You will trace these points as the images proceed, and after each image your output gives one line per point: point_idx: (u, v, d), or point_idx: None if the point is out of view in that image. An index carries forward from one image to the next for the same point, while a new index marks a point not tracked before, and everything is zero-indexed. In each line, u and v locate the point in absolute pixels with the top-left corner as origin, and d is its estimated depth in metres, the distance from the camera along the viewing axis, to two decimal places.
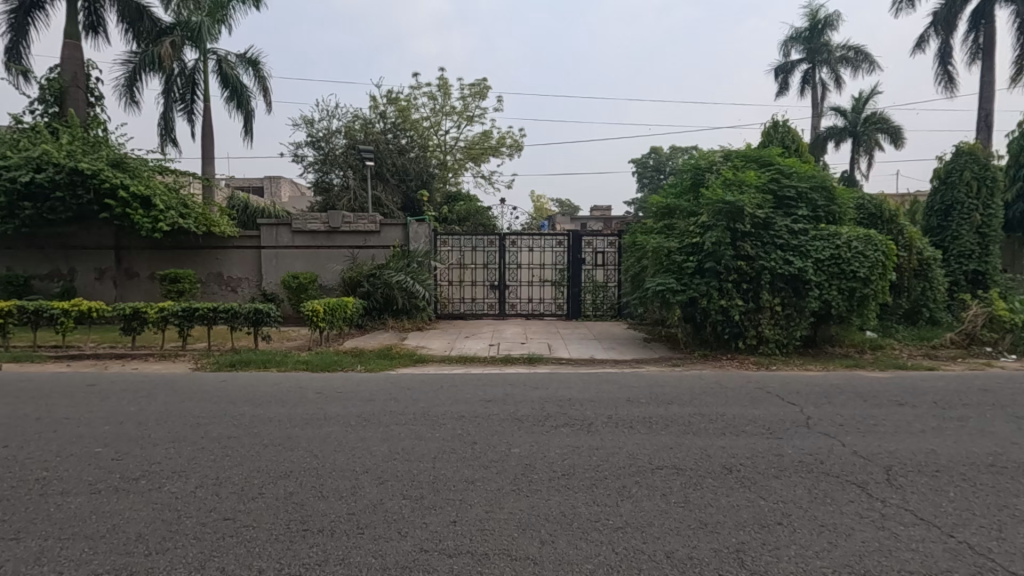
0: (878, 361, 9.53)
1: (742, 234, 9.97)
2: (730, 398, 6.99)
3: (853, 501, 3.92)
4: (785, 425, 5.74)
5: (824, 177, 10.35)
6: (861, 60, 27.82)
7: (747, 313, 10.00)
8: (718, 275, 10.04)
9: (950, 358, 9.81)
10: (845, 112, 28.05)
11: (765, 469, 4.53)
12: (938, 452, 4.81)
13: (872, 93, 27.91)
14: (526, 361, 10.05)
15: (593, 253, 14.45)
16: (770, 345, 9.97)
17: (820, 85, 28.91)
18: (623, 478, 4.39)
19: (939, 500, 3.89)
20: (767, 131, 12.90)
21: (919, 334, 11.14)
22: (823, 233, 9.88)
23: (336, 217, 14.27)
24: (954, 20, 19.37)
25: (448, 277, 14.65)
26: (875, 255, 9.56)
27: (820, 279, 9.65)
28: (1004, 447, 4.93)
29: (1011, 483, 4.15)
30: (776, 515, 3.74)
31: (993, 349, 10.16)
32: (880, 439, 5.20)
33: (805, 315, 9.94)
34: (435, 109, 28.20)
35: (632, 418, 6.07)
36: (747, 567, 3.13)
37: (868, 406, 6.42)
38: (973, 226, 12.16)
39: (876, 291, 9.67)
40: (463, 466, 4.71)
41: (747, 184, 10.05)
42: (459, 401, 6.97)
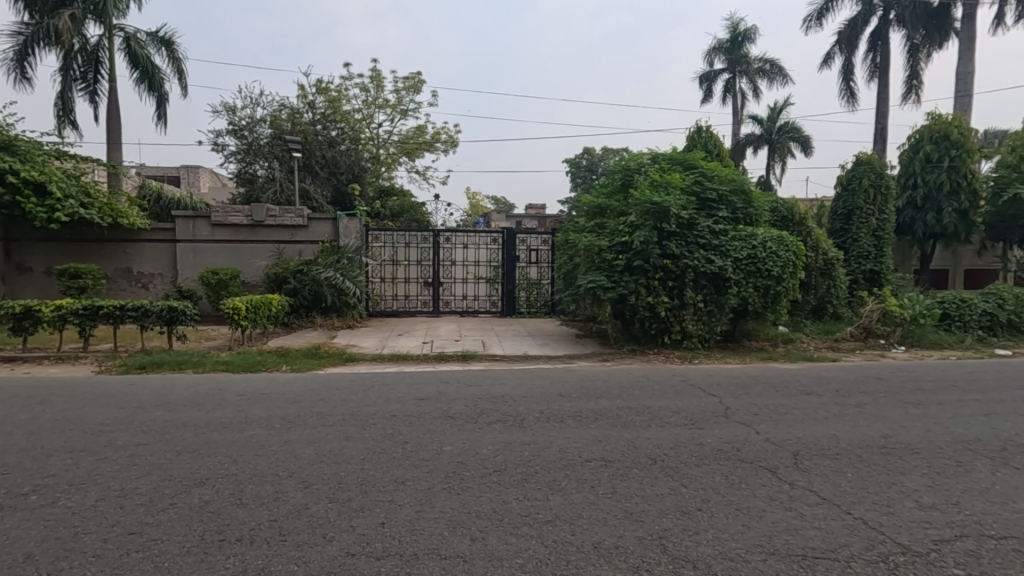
0: (789, 353, 10.26)
1: (668, 234, 10.39)
2: (656, 391, 7.27)
3: (765, 485, 4.19)
4: (706, 415, 6.06)
5: (743, 181, 10.94)
6: (776, 72, 29.72)
7: (673, 309, 10.45)
8: (645, 273, 10.44)
9: (850, 350, 10.73)
10: (762, 120, 29.87)
11: (686, 458, 4.75)
12: (838, 437, 5.22)
13: (786, 103, 29.86)
14: (460, 358, 10.00)
15: (527, 250, 14.58)
16: (693, 340, 10.47)
17: (740, 94, 30.60)
18: (553, 472, 4.47)
19: (838, 481, 4.23)
20: (691, 135, 13.54)
21: (825, 328, 12.08)
22: (741, 234, 10.46)
23: (260, 210, 13.60)
24: (855, 40, 21.07)
25: (380, 274, 14.33)
26: (787, 255, 10.25)
27: (738, 278, 10.21)
28: (893, 430, 5.42)
29: (899, 462, 4.59)
30: (697, 501, 3.93)
31: (886, 340, 11.21)
32: (789, 426, 5.58)
33: (724, 311, 10.50)
34: (367, 101, 27.41)
35: (563, 413, 6.18)
36: (669, 553, 3.27)
37: (780, 396, 6.89)
38: (870, 230, 13.31)
39: (788, 288, 10.37)
40: (394, 467, 4.60)
41: (673, 186, 10.51)
42: (390, 401, 6.82)
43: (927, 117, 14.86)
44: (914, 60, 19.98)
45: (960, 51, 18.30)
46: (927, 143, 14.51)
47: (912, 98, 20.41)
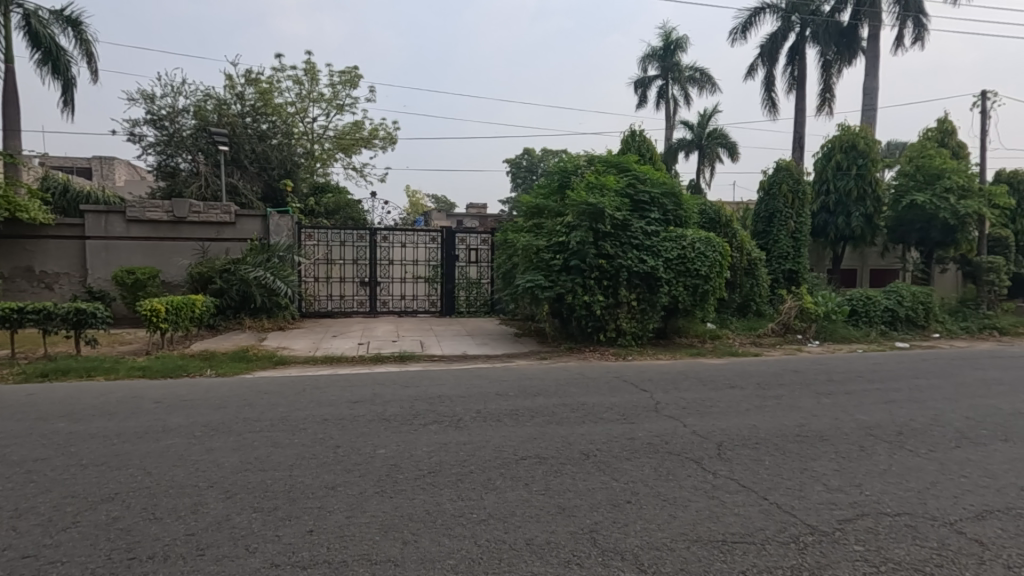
0: (716, 349, 10.79)
1: (603, 235, 10.66)
2: (591, 388, 7.44)
3: (690, 475, 4.37)
4: (638, 410, 6.26)
5: (673, 184, 11.36)
6: (705, 81, 31.10)
7: (608, 308, 10.74)
8: (582, 272, 10.67)
9: (771, 345, 11.42)
10: (692, 126, 31.19)
11: (618, 452, 4.88)
12: (758, 427, 5.54)
13: (714, 111, 31.31)
14: (397, 359, 9.84)
15: (466, 249, 14.52)
16: (628, 337, 10.80)
17: (672, 101, 31.81)
18: (488, 471, 4.48)
19: (757, 468, 4.48)
20: (625, 139, 13.96)
21: (749, 324, 12.77)
22: (672, 235, 10.86)
23: (182, 205, 12.82)
24: (776, 54, 22.39)
25: (313, 274, 13.86)
26: (714, 255, 10.74)
27: (669, 277, 10.61)
28: (806, 419, 5.82)
29: (810, 449, 4.92)
30: (627, 494, 4.05)
31: (803, 335, 12.00)
32: (714, 419, 5.86)
33: (657, 309, 10.89)
34: (301, 94, 26.41)
35: (500, 412, 6.21)
36: (598, 546, 3.35)
37: (707, 390, 7.23)
38: (789, 232, 14.21)
39: (715, 287, 10.87)
40: (324, 472, 4.46)
41: (607, 187, 10.80)
42: (322, 404, 6.61)
43: (838, 129, 16.02)
44: (828, 75, 21.49)
45: (867, 68, 19.85)
46: (838, 152, 15.63)
47: (826, 109, 21.93)
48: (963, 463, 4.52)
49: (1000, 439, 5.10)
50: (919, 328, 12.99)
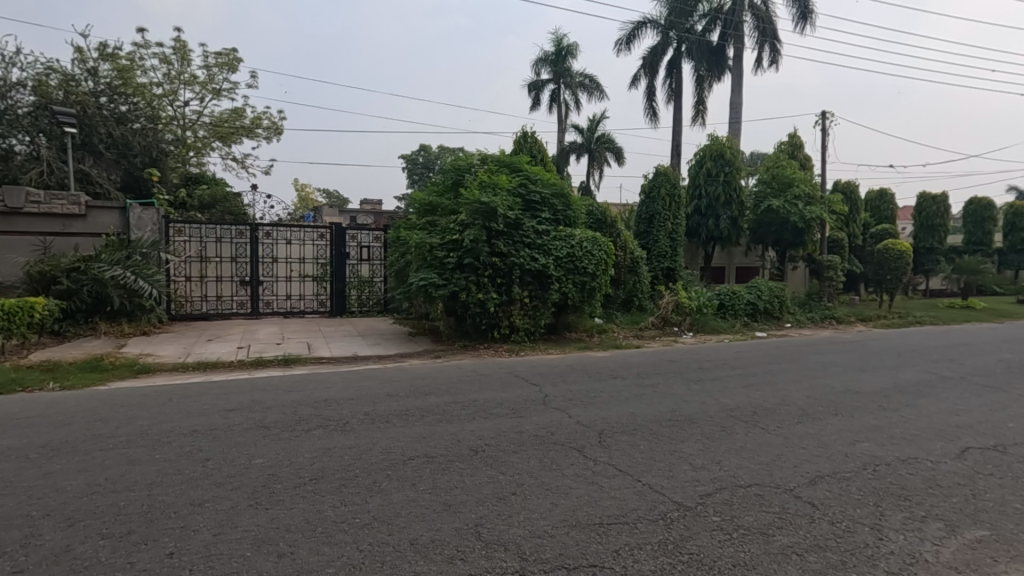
0: (603, 342, 11.40)
1: (496, 233, 10.82)
2: (483, 385, 7.53)
3: (573, 464, 4.58)
4: (526, 404, 6.43)
5: (562, 185, 11.79)
6: (594, 87, 32.54)
7: (501, 305, 10.91)
8: (475, 270, 10.74)
9: (651, 337, 12.28)
10: (582, 130, 32.56)
11: (506, 446, 4.98)
12: (637, 414, 5.92)
13: (603, 116, 32.89)
14: (281, 363, 9.27)
15: (358, 247, 14.01)
16: (520, 333, 11.07)
17: (564, 105, 32.97)
18: (375, 474, 4.37)
19: (633, 453, 4.79)
20: (518, 139, 14.25)
21: (632, 318, 13.61)
22: (562, 234, 11.28)
23: (17, 194, 11.07)
24: (656, 66, 24.00)
25: (185, 272, 12.77)
26: (599, 254, 11.30)
27: (559, 274, 11.01)
28: (678, 405, 6.32)
29: (681, 432, 5.34)
30: (512, 486, 4.15)
31: (679, 327, 13.03)
32: (598, 408, 6.18)
33: (548, 306, 11.25)
34: (169, 75, 23.91)
35: (389, 413, 6.07)
36: (483, 539, 3.40)
37: (591, 381, 7.61)
38: (667, 232, 15.32)
39: (601, 284, 11.45)
40: (190, 489, 4.09)
41: (500, 187, 10.97)
42: (191, 415, 6.05)
43: (709, 139, 17.54)
44: (701, 89, 23.44)
45: (733, 86, 21.92)
46: (708, 160, 17.13)
47: (699, 120, 23.92)
48: (803, 437, 5.15)
49: (832, 413, 5.89)
50: (774, 319, 14.62)
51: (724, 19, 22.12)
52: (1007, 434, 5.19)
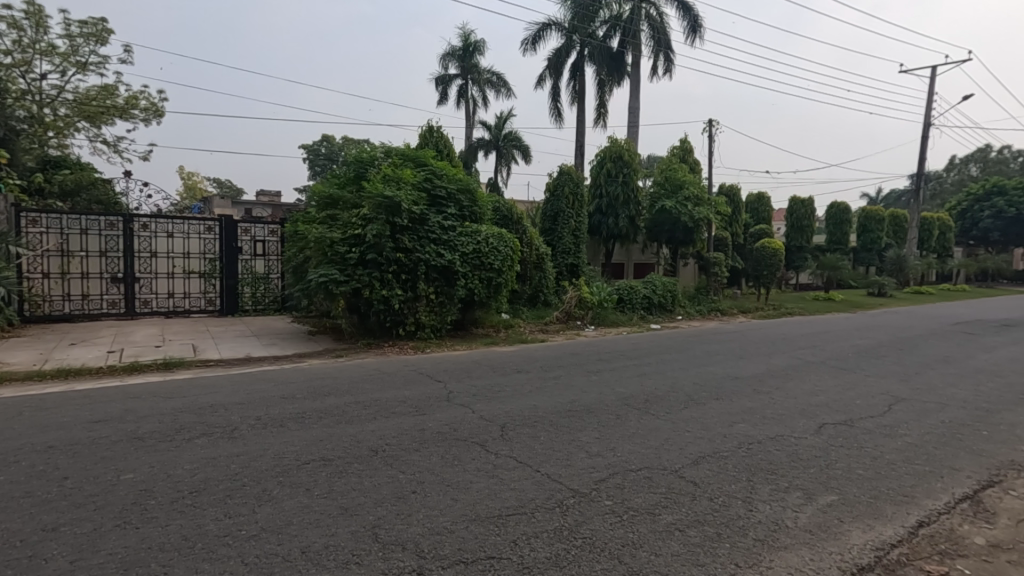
0: (509, 337, 11.58)
1: (401, 228, 10.59)
2: (386, 383, 7.36)
3: (474, 458, 4.61)
4: (430, 401, 6.37)
5: (468, 181, 11.78)
6: (502, 85, 32.77)
7: (407, 301, 10.72)
8: (379, 266, 10.46)
9: (555, 331, 12.65)
10: (490, 127, 32.73)
11: (407, 445, 4.91)
12: (538, 406, 6.07)
13: (510, 115, 33.25)
14: (161, 367, 8.46)
15: (251, 241, 13.10)
16: (426, 330, 10.95)
17: (472, 101, 32.93)
18: (264, 481, 4.12)
19: (533, 445, 4.91)
20: (423, 133, 14.04)
21: (538, 313, 13.94)
22: (468, 230, 11.27)
23: None
24: (560, 67, 24.65)
25: (42, 269, 11.31)
26: (505, 250, 11.42)
27: (465, 271, 10.99)
28: (578, 396, 6.56)
29: (579, 422, 5.55)
30: (413, 485, 4.10)
31: (581, 321, 13.54)
32: (501, 402, 6.26)
33: (454, 302, 11.20)
34: (20, 43, 20.89)
35: (283, 416, 5.75)
36: (380, 540, 3.32)
37: (496, 375, 7.72)
38: (571, 230, 15.84)
39: (507, 279, 11.58)
40: (41, 512, 3.62)
41: (404, 181, 10.76)
42: (46, 429, 5.35)
43: (609, 141, 18.30)
44: (602, 93, 24.39)
45: (631, 91, 23.04)
46: (609, 161, 17.89)
47: (601, 123, 24.91)
48: (689, 420, 5.55)
49: (714, 398, 6.40)
50: (668, 312, 15.63)
51: (623, 27, 23.18)
52: (855, 409, 5.93)
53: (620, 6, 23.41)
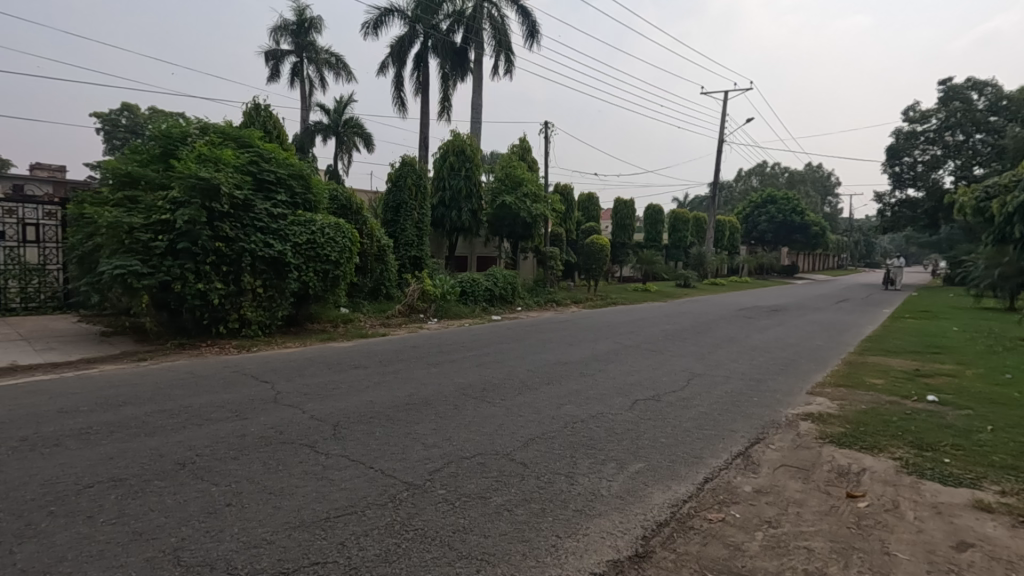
0: (347, 332, 11.06)
1: (220, 215, 9.49)
2: (201, 387, 6.58)
3: (302, 461, 4.32)
4: (253, 404, 5.83)
5: (301, 166, 10.98)
6: (342, 68, 31.03)
7: (228, 296, 9.65)
8: (193, 257, 9.25)
9: (398, 325, 12.42)
10: (328, 111, 30.92)
11: (222, 454, 4.43)
12: (374, 402, 5.90)
13: (351, 100, 31.69)
14: None
15: (18, 225, 10.75)
16: (253, 327, 9.98)
17: (307, 81, 30.73)
18: (29, 514, 3.41)
19: (367, 441, 4.76)
20: (248, 111, 12.74)
21: (379, 307, 13.55)
22: (300, 219, 10.51)
23: None
24: (403, 56, 24.10)
25: None
26: (343, 241, 10.85)
27: (298, 262, 10.22)
28: (416, 389, 6.51)
29: (416, 415, 5.52)
30: (227, 497, 3.70)
31: (424, 314, 13.48)
32: (334, 401, 5.97)
33: (286, 296, 10.36)
34: None
35: (60, 434, 4.82)
36: (183, 564, 2.95)
37: (331, 372, 7.34)
38: (413, 222, 15.64)
39: (345, 272, 11.00)
40: None
41: (224, 162, 9.68)
42: None
43: (452, 135, 18.38)
44: (446, 86, 24.40)
45: (474, 88, 23.41)
46: (452, 154, 17.98)
47: (445, 116, 24.94)
48: (522, 405, 5.84)
49: (545, 382, 6.83)
50: (509, 303, 16.28)
51: (466, 23, 23.44)
52: (661, 385, 6.77)
53: (463, 2, 23.62)
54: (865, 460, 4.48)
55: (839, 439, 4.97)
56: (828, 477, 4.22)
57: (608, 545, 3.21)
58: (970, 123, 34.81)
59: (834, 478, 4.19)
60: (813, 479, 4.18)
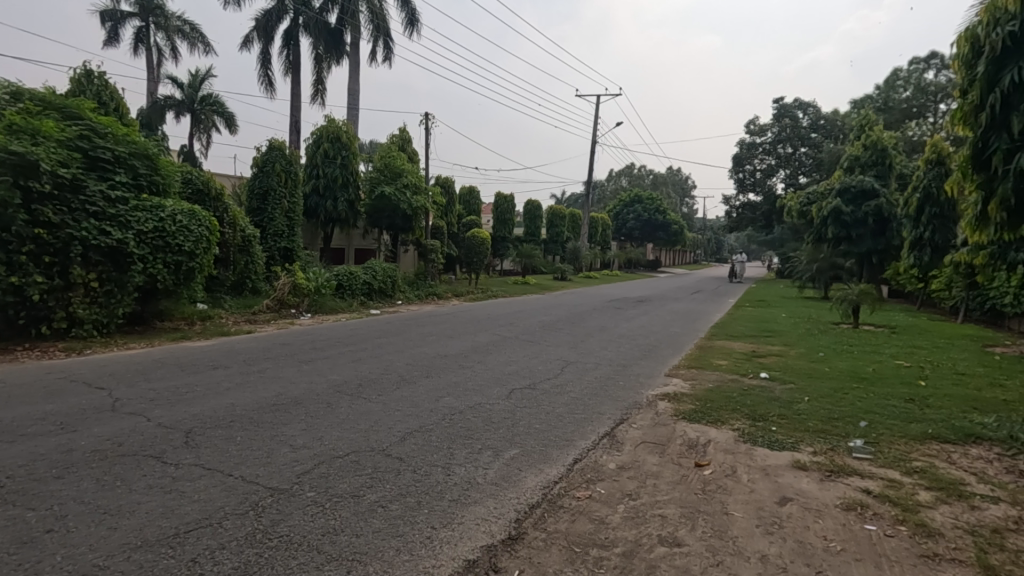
0: (205, 330, 10.05)
1: (40, 197, 8.08)
2: (14, 398, 5.58)
3: (145, 474, 3.86)
4: (85, 414, 5.07)
5: (146, 145, 9.74)
6: (198, 39, 28.01)
7: (53, 291, 8.28)
8: (4, 245, 7.77)
9: (265, 321, 11.55)
10: (182, 85, 27.79)
11: (42, 473, 3.81)
12: (235, 405, 5.44)
13: (209, 74, 28.74)
14: None
15: None
16: (86, 327, 8.68)
17: (155, 50, 27.32)
18: None
19: (226, 447, 4.37)
20: (76, 77, 11.00)
21: (243, 302, 12.50)
22: (146, 204, 9.33)
23: None
24: (270, 32, 22.34)
25: None
26: (199, 230, 9.82)
27: (143, 253, 9.06)
28: (284, 388, 6.11)
29: (284, 416, 5.18)
30: (47, 523, 3.19)
31: (296, 309, 12.67)
32: (187, 405, 5.40)
33: (128, 291, 9.14)
34: None
35: None
36: None
37: (185, 375, 6.63)
38: (283, 211, 14.58)
39: (202, 264, 9.97)
40: None
41: (44, 136, 8.29)
42: None
43: (325, 120, 17.43)
44: (319, 68, 23.07)
45: (350, 72, 22.38)
46: (326, 141, 17.06)
47: (318, 100, 23.60)
48: (399, 400, 5.74)
49: (424, 375, 6.77)
50: (388, 296, 15.87)
51: (341, 4, 22.30)
52: (536, 374, 7.04)
53: None
54: (710, 432, 5.03)
55: (690, 415, 5.53)
56: (680, 449, 4.67)
57: (482, 531, 3.27)
58: (797, 138, 40.38)
59: (685, 450, 4.65)
60: (667, 452, 4.61)
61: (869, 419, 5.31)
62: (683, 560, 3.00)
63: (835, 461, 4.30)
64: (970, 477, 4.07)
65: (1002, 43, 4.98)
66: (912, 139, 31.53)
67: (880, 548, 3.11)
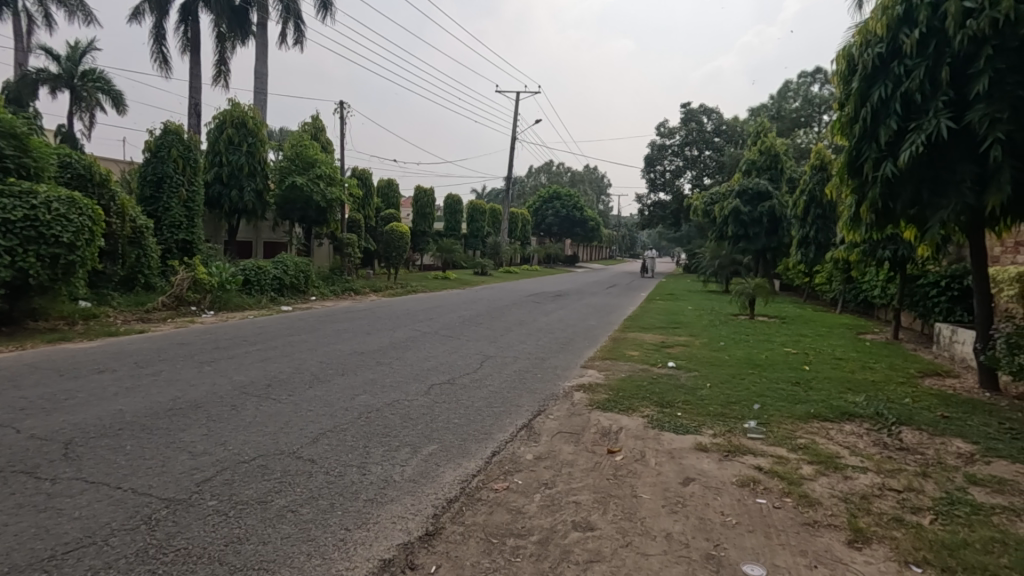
0: (89, 330, 9.10)
1: None
2: None
3: (15, 492, 3.44)
4: None
5: (12, 122, 8.64)
6: (77, 6, 25.18)
7: None
8: None
9: (161, 319, 10.64)
10: (58, 57, 24.87)
11: None
12: (125, 411, 4.97)
13: (91, 47, 25.94)
14: None
15: None
16: None
17: (25, 15, 24.24)
18: None
19: (113, 458, 3.99)
20: None
21: (135, 299, 11.42)
22: (13, 190, 8.28)
23: None
24: (165, 5, 20.49)
25: None
26: (80, 220, 8.84)
27: (11, 245, 8.03)
28: (183, 391, 5.67)
29: (181, 421, 4.81)
30: None
31: (197, 307, 11.76)
32: (65, 414, 4.87)
33: None
34: None
35: None
36: None
37: (63, 380, 5.96)
38: (181, 201, 13.46)
39: (85, 257, 8.99)
40: None
41: None
42: None
43: (229, 103, 16.32)
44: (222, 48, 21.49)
45: (257, 54, 21.05)
46: (230, 127, 16.00)
47: (221, 82, 21.99)
48: (311, 400, 5.51)
49: (338, 374, 6.55)
50: (300, 292, 15.13)
51: None
52: (456, 369, 7.03)
53: None
54: (622, 420, 5.27)
55: (604, 404, 5.75)
56: (594, 437, 4.85)
57: (399, 528, 3.23)
58: (702, 141, 43.01)
59: (598, 438, 4.83)
60: (582, 441, 4.76)
61: (761, 402, 5.78)
62: (595, 543, 3.13)
63: (733, 442, 4.64)
64: (844, 451, 4.55)
65: (872, 62, 5.62)
66: (800, 146, 34.61)
67: (769, 519, 3.41)
